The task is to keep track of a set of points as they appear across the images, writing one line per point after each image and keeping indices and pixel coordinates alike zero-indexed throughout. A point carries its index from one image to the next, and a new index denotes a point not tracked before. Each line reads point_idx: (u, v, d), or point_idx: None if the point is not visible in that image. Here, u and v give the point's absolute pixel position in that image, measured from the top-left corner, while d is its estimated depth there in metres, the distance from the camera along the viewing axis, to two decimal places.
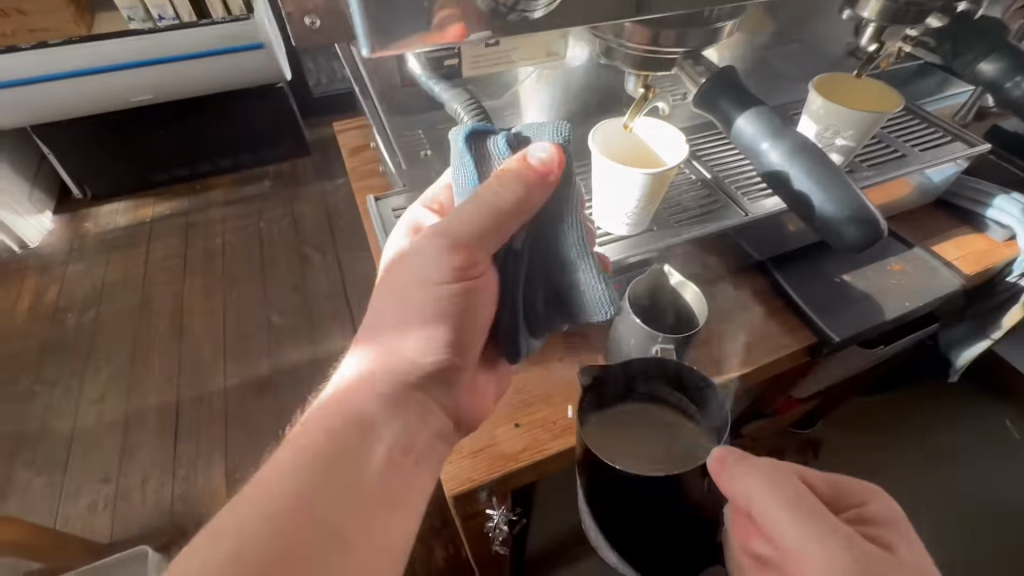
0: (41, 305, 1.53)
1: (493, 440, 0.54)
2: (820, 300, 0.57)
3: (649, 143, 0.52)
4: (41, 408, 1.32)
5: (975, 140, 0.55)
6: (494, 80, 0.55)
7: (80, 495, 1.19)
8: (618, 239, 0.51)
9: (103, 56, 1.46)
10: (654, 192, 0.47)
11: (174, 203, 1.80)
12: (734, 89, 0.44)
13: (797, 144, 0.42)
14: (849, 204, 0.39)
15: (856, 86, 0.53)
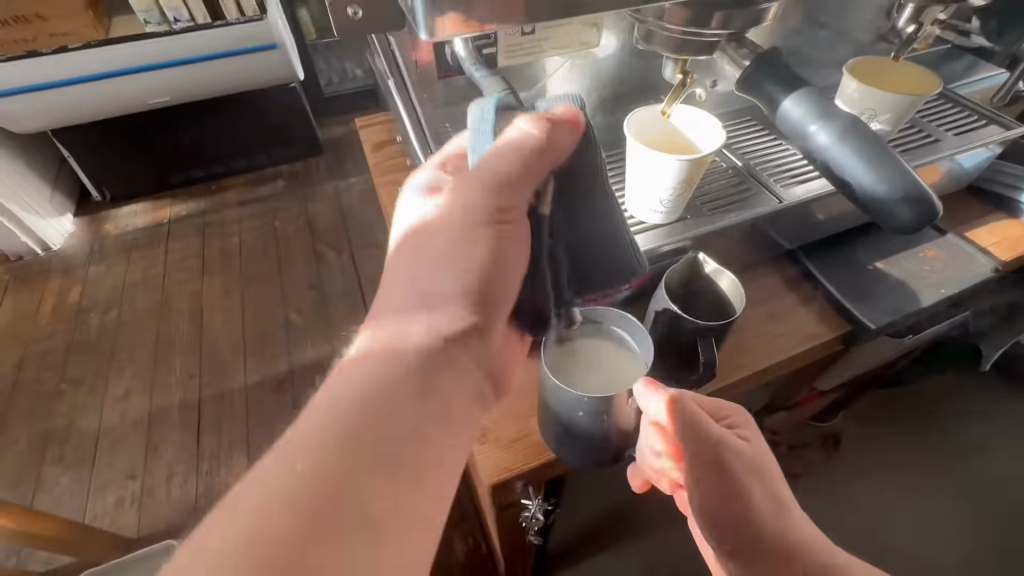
0: (65, 305, 1.56)
1: (526, 431, 0.55)
2: (854, 288, 0.56)
3: (683, 131, 0.51)
4: (67, 406, 1.35)
5: (1012, 123, 0.54)
6: (525, 72, 0.54)
7: (108, 491, 1.22)
8: (651, 228, 0.51)
9: (121, 59, 1.49)
10: (691, 177, 0.47)
11: (192, 204, 1.82)
12: (778, 71, 0.43)
13: (847, 125, 0.41)
14: (902, 184, 0.38)
15: (891, 70, 0.53)
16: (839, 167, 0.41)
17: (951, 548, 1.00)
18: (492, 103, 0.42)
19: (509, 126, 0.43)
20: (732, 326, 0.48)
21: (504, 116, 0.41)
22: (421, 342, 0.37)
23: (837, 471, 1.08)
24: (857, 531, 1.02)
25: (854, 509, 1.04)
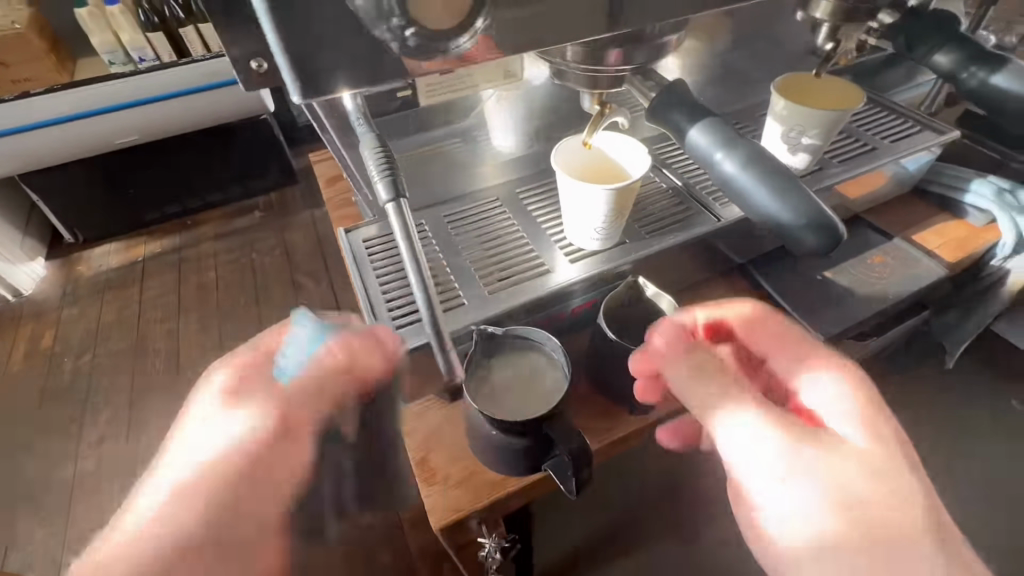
0: (37, 351, 1.53)
1: (479, 466, 0.53)
2: (803, 299, 0.57)
3: (613, 157, 0.54)
4: (40, 455, 1.31)
5: (944, 128, 0.56)
6: (456, 107, 0.56)
7: (84, 541, 1.18)
8: (589, 255, 0.53)
9: (83, 102, 1.50)
10: (618, 205, 0.49)
11: (165, 240, 1.80)
12: (685, 103, 0.44)
13: (748, 153, 0.42)
14: (806, 211, 0.39)
15: (819, 86, 0.54)
16: (744, 194, 0.41)
17: None
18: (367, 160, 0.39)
19: (383, 194, 0.39)
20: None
21: (377, 177, 0.39)
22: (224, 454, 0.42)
23: None
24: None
25: None
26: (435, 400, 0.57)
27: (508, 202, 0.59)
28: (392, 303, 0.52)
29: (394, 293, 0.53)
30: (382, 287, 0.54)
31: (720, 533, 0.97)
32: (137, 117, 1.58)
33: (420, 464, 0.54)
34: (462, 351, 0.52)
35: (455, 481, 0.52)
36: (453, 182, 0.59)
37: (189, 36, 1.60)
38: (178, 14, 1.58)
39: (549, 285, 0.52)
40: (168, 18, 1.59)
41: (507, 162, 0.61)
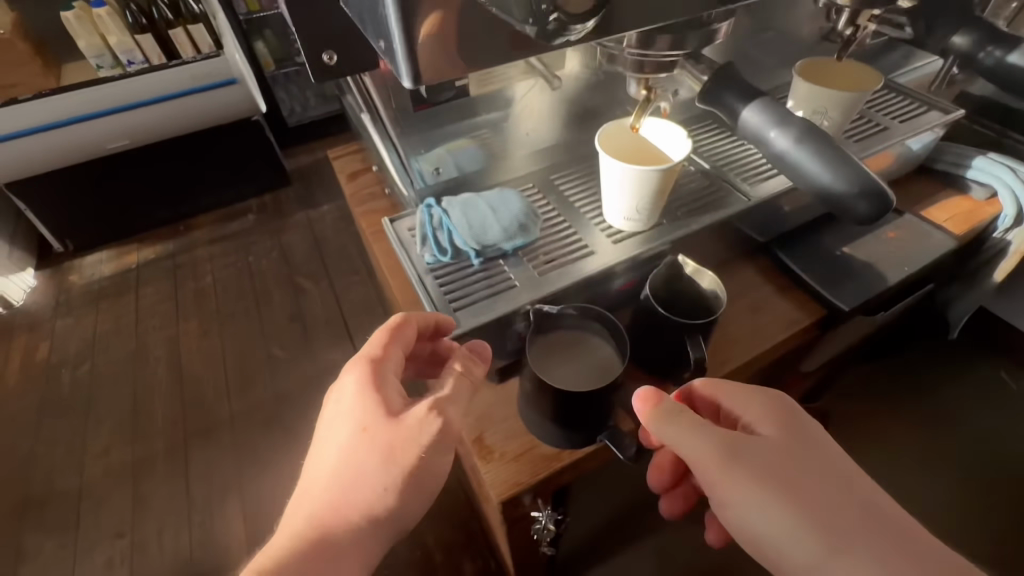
0: (33, 363, 1.50)
1: (534, 442, 0.55)
2: (826, 273, 0.61)
3: (653, 142, 0.56)
4: (45, 468, 1.29)
5: (949, 108, 0.59)
6: (495, 98, 0.58)
7: (95, 552, 1.15)
8: (630, 236, 0.55)
9: (73, 107, 1.46)
10: (661, 187, 0.50)
11: (159, 246, 1.80)
12: (735, 83, 0.51)
13: (802, 128, 0.48)
14: (859, 181, 0.45)
15: (835, 69, 0.58)
16: (796, 168, 0.48)
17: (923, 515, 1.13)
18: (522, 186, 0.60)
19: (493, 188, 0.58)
20: (715, 325, 0.50)
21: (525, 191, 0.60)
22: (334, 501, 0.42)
23: None
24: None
25: None
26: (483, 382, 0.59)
27: (545, 188, 0.61)
28: (441, 281, 0.53)
29: (436, 283, 0.53)
30: (429, 268, 0.54)
31: None
32: (131, 121, 1.55)
33: (475, 442, 0.56)
34: (516, 332, 0.54)
35: (512, 456, 0.55)
36: (488, 173, 0.63)
37: (178, 37, 1.59)
38: (167, 15, 1.57)
39: (588, 267, 0.53)
40: (157, 20, 1.57)
41: (536, 153, 0.64)
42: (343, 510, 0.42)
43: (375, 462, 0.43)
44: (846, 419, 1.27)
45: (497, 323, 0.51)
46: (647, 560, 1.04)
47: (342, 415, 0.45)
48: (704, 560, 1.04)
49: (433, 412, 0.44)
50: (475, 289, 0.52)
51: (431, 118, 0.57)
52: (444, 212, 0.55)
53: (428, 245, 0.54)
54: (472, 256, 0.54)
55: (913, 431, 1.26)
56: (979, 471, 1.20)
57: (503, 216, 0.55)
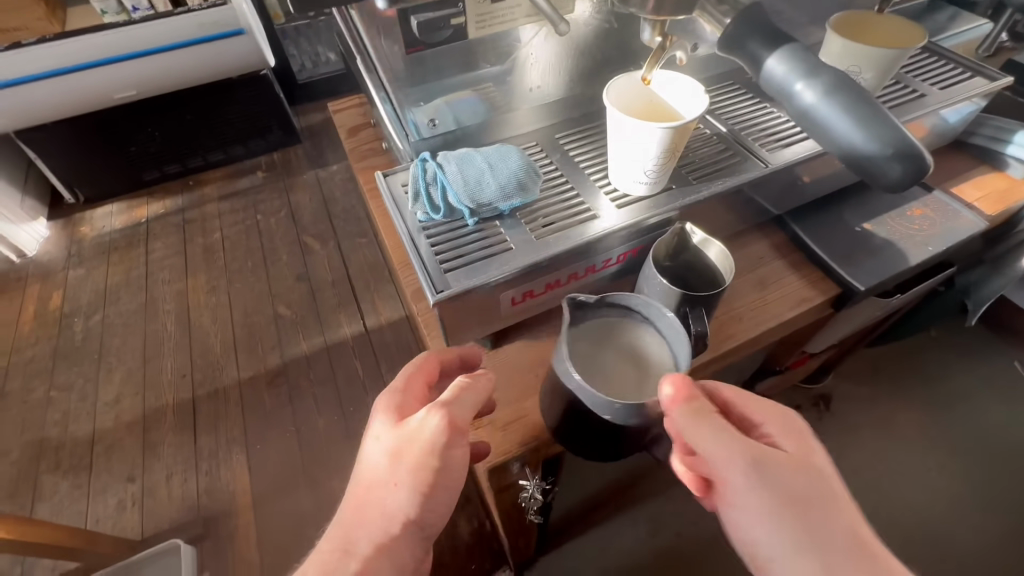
0: (46, 311, 1.53)
1: (522, 412, 0.56)
2: (842, 250, 0.58)
3: (667, 99, 0.53)
4: (59, 412, 1.33)
5: (997, 75, 0.54)
6: (499, 42, 0.54)
7: (108, 494, 1.20)
8: (637, 200, 0.52)
9: (79, 54, 1.40)
10: (675, 146, 0.47)
11: (168, 201, 1.80)
12: (761, 31, 0.48)
13: (830, 82, 0.45)
14: (894, 142, 0.42)
15: (877, 24, 0.55)
16: (823, 125, 0.45)
17: (917, 503, 1.14)
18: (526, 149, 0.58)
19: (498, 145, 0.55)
20: (719, 299, 0.48)
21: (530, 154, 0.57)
22: (373, 520, 0.45)
23: (825, 428, 1.23)
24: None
25: None
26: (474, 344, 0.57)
27: (548, 146, 0.59)
28: (433, 240, 0.50)
29: (429, 244, 0.50)
30: (423, 226, 0.51)
31: None
32: (138, 70, 1.50)
33: None
34: (510, 296, 0.51)
35: (501, 425, 0.55)
36: (486, 127, 0.59)
37: None
38: None
39: (592, 231, 0.50)
40: None
41: (541, 108, 0.60)
42: (371, 522, 0.45)
43: (394, 476, 0.45)
44: (851, 403, 1.26)
45: (490, 286, 0.48)
46: (639, 527, 1.07)
47: (372, 444, 0.48)
48: (694, 531, 1.06)
49: (442, 422, 0.46)
50: (469, 249, 0.49)
51: (427, 60, 0.53)
52: (440, 167, 0.51)
53: (423, 201, 0.50)
54: (466, 216, 0.51)
55: (919, 417, 1.24)
56: (983, 460, 1.19)
57: (501, 172, 0.51)
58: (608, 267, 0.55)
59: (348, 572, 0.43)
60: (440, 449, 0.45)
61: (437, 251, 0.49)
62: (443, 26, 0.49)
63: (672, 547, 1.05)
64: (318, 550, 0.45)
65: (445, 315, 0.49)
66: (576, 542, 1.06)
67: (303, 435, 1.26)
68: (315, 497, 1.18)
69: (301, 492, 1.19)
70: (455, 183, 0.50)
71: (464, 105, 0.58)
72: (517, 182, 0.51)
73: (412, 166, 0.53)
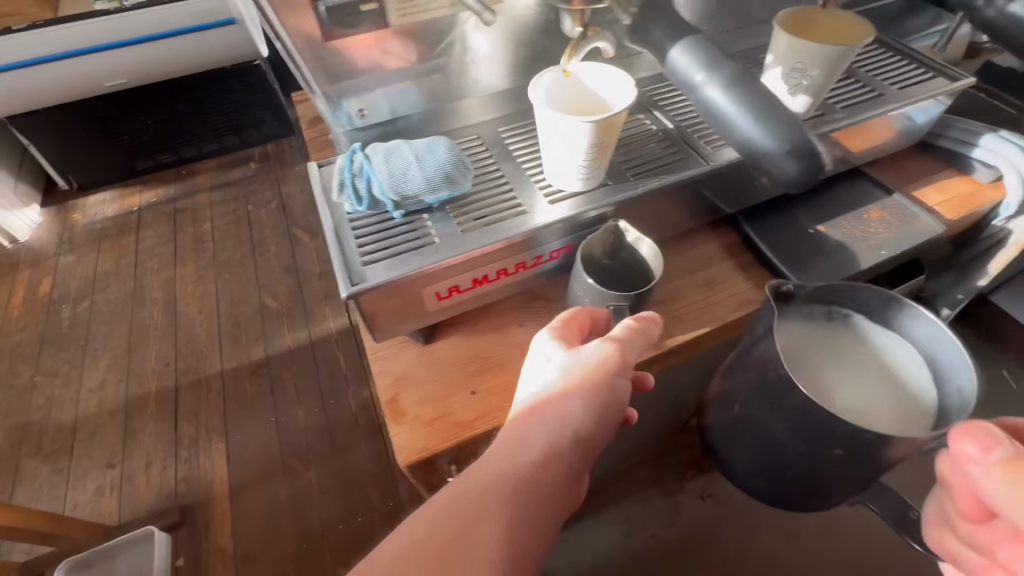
0: (35, 297, 1.54)
1: (447, 408, 0.50)
2: (792, 251, 0.58)
3: (594, 90, 0.52)
4: (44, 397, 1.34)
5: (958, 75, 0.55)
6: (427, 32, 0.53)
7: (88, 479, 1.21)
8: (572, 195, 0.51)
9: (73, 40, 1.40)
10: (602, 140, 0.46)
11: (160, 190, 1.81)
12: (666, 23, 0.47)
13: (731, 75, 0.44)
14: (790, 139, 0.41)
15: (823, 21, 0.53)
16: (725, 122, 0.44)
17: None
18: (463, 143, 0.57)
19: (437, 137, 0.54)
20: (647, 297, 0.50)
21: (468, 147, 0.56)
22: (540, 440, 0.43)
23: None
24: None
25: None
26: (407, 339, 0.54)
27: (489, 138, 0.58)
28: (358, 233, 0.48)
29: (351, 236, 0.48)
30: (349, 218, 0.49)
31: (700, 488, 1.08)
32: (130, 58, 1.50)
33: (388, 404, 0.51)
34: (433, 291, 0.48)
35: (424, 421, 0.50)
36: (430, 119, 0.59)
37: None
38: None
39: (520, 225, 0.49)
40: None
41: (484, 100, 0.60)
42: (537, 429, 0.44)
43: (569, 399, 0.44)
44: None
45: (415, 280, 0.46)
46: (614, 527, 1.06)
47: (546, 368, 0.47)
48: (669, 533, 1.05)
49: (617, 350, 0.46)
50: (392, 241, 0.48)
51: (348, 48, 0.51)
52: (366, 159, 0.51)
53: (351, 194, 0.49)
54: (391, 208, 0.49)
55: None
56: None
57: (427, 165, 0.49)
58: (543, 264, 0.53)
59: (524, 490, 0.41)
60: (611, 381, 0.45)
61: (359, 244, 0.47)
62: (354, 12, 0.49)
63: (645, 549, 1.04)
64: (480, 470, 0.42)
65: (367, 311, 0.47)
66: None
67: (282, 427, 1.27)
68: (291, 489, 1.18)
69: (278, 483, 1.19)
70: (383, 177, 0.49)
71: (400, 96, 0.57)
72: (446, 175, 0.49)
73: (339, 158, 0.52)
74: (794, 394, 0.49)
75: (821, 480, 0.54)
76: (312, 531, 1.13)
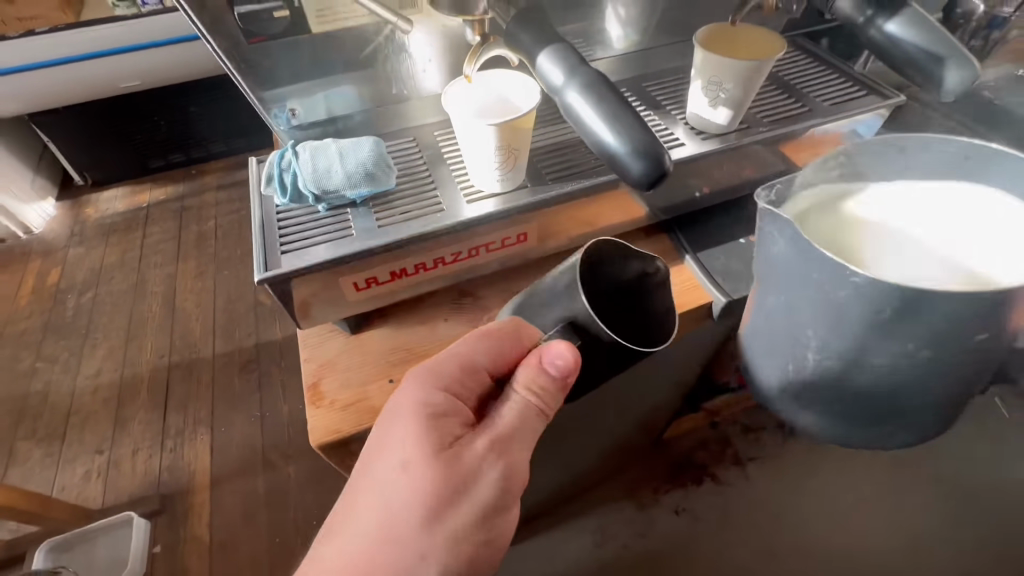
0: (43, 286, 1.61)
1: (365, 394, 0.52)
2: (721, 261, 0.59)
3: (503, 93, 0.54)
4: (42, 383, 1.38)
5: (889, 93, 0.57)
6: (351, 39, 0.54)
7: (77, 464, 1.24)
8: (490, 196, 0.52)
9: (91, 42, 1.46)
10: (508, 143, 0.48)
11: (169, 188, 1.87)
12: (534, 28, 0.49)
13: (588, 80, 0.47)
14: (637, 142, 0.43)
15: (740, 36, 0.56)
16: (582, 121, 0.46)
17: None
18: (399, 144, 0.59)
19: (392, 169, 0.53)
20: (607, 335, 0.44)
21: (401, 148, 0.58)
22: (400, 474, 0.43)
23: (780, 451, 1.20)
24: (785, 515, 1.03)
25: (788, 493, 1.04)
26: (338, 328, 0.57)
27: (422, 139, 0.59)
28: (283, 225, 0.50)
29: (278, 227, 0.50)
30: (279, 211, 0.51)
31: (671, 501, 1.07)
32: (143, 62, 1.55)
33: (310, 388, 0.53)
34: (351, 282, 0.50)
35: (341, 405, 0.52)
36: (366, 118, 0.60)
37: None
38: None
39: (433, 222, 0.50)
40: None
41: (426, 104, 0.61)
42: (368, 526, 0.41)
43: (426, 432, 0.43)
44: None
45: (329, 270, 0.48)
46: (582, 535, 1.05)
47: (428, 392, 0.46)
48: (638, 544, 1.03)
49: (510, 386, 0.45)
50: (314, 232, 0.49)
51: (274, 52, 0.52)
52: (296, 155, 0.53)
53: (279, 189, 0.51)
54: (314, 201, 0.51)
55: None
56: None
57: (348, 161, 0.51)
58: (460, 261, 0.54)
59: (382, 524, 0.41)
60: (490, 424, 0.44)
61: (283, 234, 0.49)
62: (272, 20, 0.50)
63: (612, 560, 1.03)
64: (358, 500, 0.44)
65: (283, 298, 0.49)
66: (516, 547, 1.06)
67: (264, 422, 1.29)
68: (268, 482, 1.20)
69: (257, 477, 1.21)
70: (308, 175, 0.51)
71: (341, 102, 0.58)
72: (366, 176, 0.51)
73: (271, 155, 0.54)
74: (838, 292, 0.40)
75: (957, 383, 0.44)
76: (286, 525, 1.15)
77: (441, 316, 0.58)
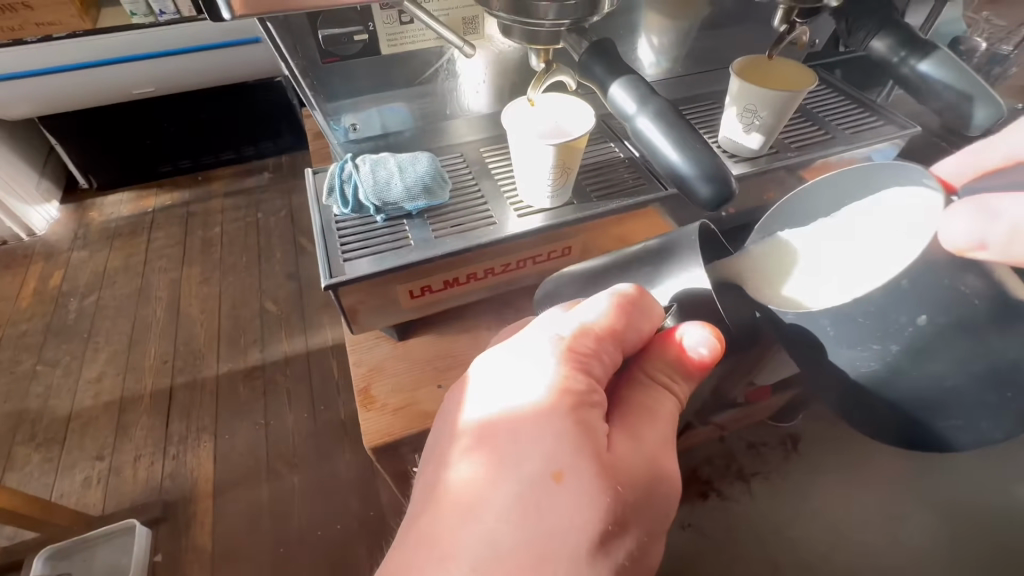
0: (45, 289, 1.59)
1: (413, 399, 0.54)
2: None
3: (558, 117, 0.56)
4: (41, 388, 1.36)
5: (906, 123, 0.61)
6: (415, 61, 0.57)
7: (76, 470, 1.22)
8: (540, 211, 0.54)
9: (106, 50, 1.47)
10: (564, 162, 0.50)
11: (175, 194, 1.87)
12: (607, 59, 0.51)
13: (658, 109, 0.49)
14: (704, 166, 0.46)
15: (771, 69, 0.59)
16: (654, 147, 0.49)
17: None
18: (449, 160, 0.61)
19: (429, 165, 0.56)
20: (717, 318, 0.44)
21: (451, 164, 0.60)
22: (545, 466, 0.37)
23: None
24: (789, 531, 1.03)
25: None
26: (381, 334, 0.58)
27: (470, 155, 0.62)
28: (343, 233, 0.51)
29: (337, 235, 0.51)
30: (337, 220, 0.53)
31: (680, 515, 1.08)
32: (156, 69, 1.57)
33: (360, 392, 0.54)
34: (406, 290, 0.52)
35: (390, 408, 0.53)
36: (415, 135, 0.62)
37: None
38: None
39: (486, 234, 0.52)
40: None
41: (473, 122, 0.64)
42: (516, 544, 0.35)
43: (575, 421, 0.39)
44: None
45: (386, 278, 0.50)
46: None
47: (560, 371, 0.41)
48: None
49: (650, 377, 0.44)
50: (375, 241, 0.51)
51: (342, 71, 0.55)
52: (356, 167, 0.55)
53: (338, 200, 0.53)
54: (373, 212, 0.53)
55: None
56: None
57: (407, 176, 0.53)
58: (506, 273, 0.56)
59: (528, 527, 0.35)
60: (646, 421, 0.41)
61: (343, 242, 0.51)
62: (345, 41, 0.53)
63: None
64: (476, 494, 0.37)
65: (340, 304, 0.50)
66: None
67: (269, 430, 1.28)
68: (274, 489, 1.20)
69: (261, 486, 1.20)
70: (365, 188, 0.52)
71: (393, 118, 0.61)
72: (421, 188, 0.53)
73: (331, 167, 0.56)
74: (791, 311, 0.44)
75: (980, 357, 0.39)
76: (291, 534, 1.14)
77: (482, 324, 0.60)
